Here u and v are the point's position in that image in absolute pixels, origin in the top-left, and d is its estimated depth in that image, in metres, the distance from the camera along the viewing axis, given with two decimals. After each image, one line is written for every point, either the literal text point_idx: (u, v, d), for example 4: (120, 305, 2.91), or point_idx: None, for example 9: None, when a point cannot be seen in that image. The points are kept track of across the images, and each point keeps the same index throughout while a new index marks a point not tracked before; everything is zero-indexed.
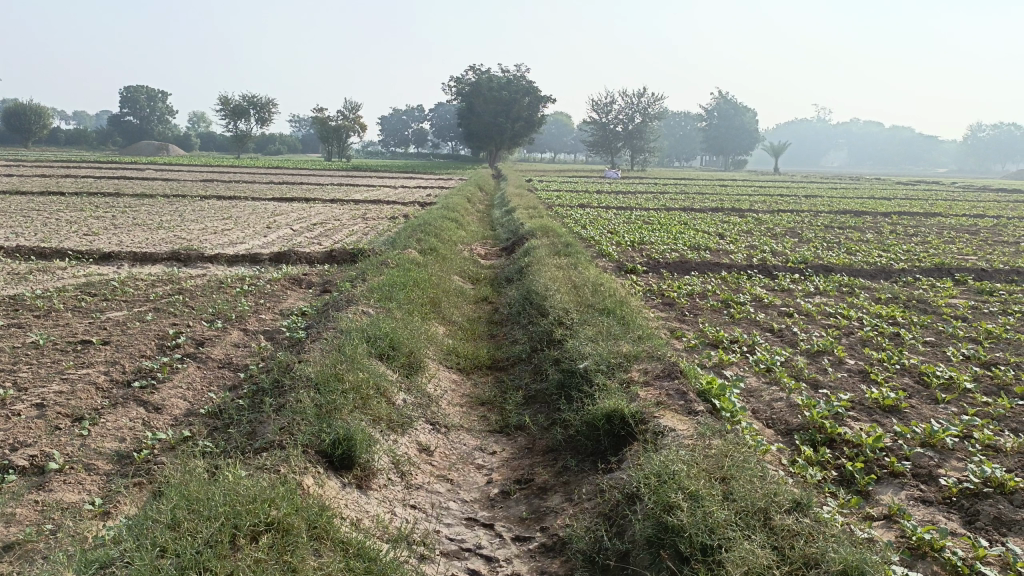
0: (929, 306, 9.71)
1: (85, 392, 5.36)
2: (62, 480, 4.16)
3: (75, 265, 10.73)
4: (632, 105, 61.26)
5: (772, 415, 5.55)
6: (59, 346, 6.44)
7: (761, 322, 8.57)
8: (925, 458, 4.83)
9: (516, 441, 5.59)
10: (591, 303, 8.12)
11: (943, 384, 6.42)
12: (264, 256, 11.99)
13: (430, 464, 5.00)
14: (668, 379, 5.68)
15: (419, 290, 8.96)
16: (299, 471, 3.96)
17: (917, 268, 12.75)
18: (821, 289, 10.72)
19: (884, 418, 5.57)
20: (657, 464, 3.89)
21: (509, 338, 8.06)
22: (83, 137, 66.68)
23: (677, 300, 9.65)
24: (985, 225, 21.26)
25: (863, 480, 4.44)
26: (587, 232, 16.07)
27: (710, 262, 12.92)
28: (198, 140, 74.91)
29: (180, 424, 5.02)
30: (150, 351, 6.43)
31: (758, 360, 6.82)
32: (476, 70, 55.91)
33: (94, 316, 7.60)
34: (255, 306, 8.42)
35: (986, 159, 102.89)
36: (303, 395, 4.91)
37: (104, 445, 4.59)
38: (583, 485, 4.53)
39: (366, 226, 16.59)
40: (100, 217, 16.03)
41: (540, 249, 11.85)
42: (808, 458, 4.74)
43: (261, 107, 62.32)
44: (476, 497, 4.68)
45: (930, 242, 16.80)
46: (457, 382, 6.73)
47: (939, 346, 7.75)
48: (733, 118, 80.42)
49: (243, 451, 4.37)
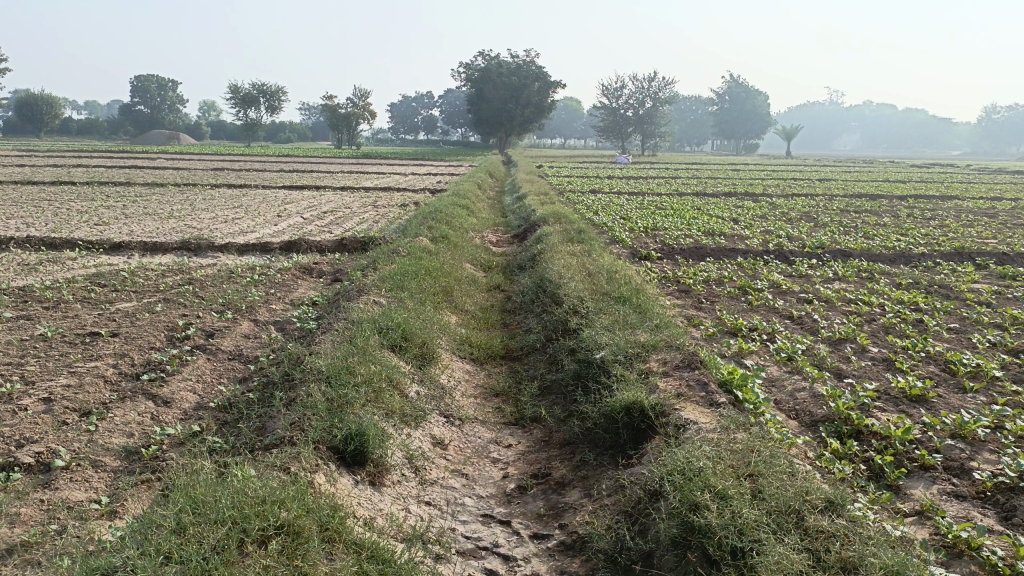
0: (951, 291, 9.49)
1: (94, 385, 5.27)
2: (69, 477, 4.06)
3: (85, 255, 10.65)
4: (643, 89, 60.76)
5: (795, 406, 5.39)
6: (68, 338, 6.35)
7: (780, 309, 8.39)
8: (957, 451, 4.66)
9: (531, 433, 5.45)
10: (606, 291, 7.95)
11: (970, 372, 6.22)
12: (274, 245, 11.89)
13: (444, 458, 4.87)
14: (688, 369, 5.52)
15: (431, 279, 8.82)
16: (310, 469, 3.84)
17: (937, 252, 12.49)
18: (840, 274, 10.50)
19: (912, 409, 5.40)
20: (680, 460, 3.74)
21: (523, 327, 7.93)
22: (94, 126, 66.92)
23: (693, 287, 9.47)
24: (1003, 207, 20.92)
25: (893, 474, 4.28)
26: (599, 218, 15.87)
27: (726, 247, 12.72)
28: (208, 129, 74.88)
29: (189, 418, 4.92)
30: (160, 343, 6.33)
31: (779, 349, 6.65)
32: (485, 55, 55.64)
33: (103, 307, 7.52)
34: (265, 296, 8.30)
35: (1001, 141, 101.59)
36: (314, 389, 4.79)
37: (111, 441, 4.49)
38: (602, 480, 4.39)
39: (376, 214, 16.49)
40: (110, 206, 15.97)
41: (552, 235, 11.67)
42: (835, 451, 4.58)
43: (271, 95, 62.18)
44: (492, 493, 4.55)
45: (949, 225, 16.49)
46: (471, 372, 6.59)
47: (964, 333, 7.53)
48: (745, 102, 79.64)
49: (252, 448, 4.26)
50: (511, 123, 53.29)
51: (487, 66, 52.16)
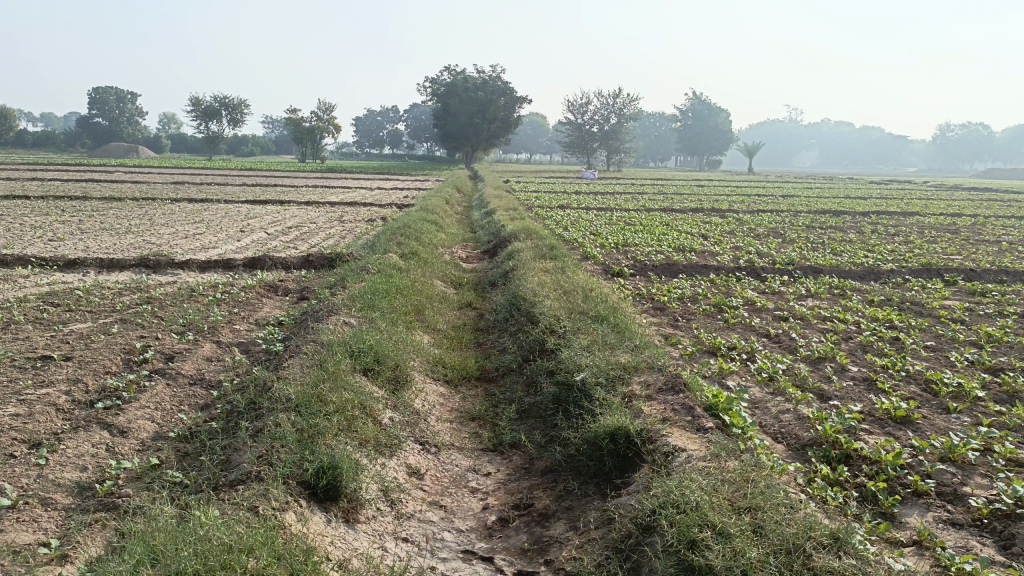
0: (924, 308, 9.49)
1: (44, 414, 4.92)
2: (15, 517, 3.74)
3: (38, 273, 10.19)
4: (608, 105, 61.21)
5: (781, 429, 5.25)
6: (17, 362, 5.98)
7: (757, 327, 8.29)
8: (948, 475, 4.55)
9: (511, 460, 5.24)
10: (583, 310, 7.77)
11: (952, 393, 6.15)
12: (237, 262, 11.53)
13: (421, 489, 4.63)
14: (672, 393, 5.34)
15: (402, 298, 8.57)
16: (279, 507, 3.59)
17: (906, 268, 12.55)
18: (813, 290, 10.49)
19: (898, 431, 5.29)
20: (674, 492, 3.58)
21: (497, 347, 7.71)
22: (51, 139, 65.39)
23: (668, 305, 9.35)
24: (962, 223, 21.27)
25: (887, 502, 4.15)
26: (569, 234, 15.75)
27: (698, 263, 12.65)
28: (168, 142, 73.70)
29: (147, 450, 4.61)
30: (115, 367, 5.98)
31: (759, 369, 6.51)
32: (452, 70, 55.73)
33: (55, 329, 7.13)
34: (228, 316, 7.98)
35: (955, 158, 104.29)
36: (283, 419, 4.52)
37: (63, 475, 4.17)
38: (588, 512, 4.19)
39: (343, 229, 16.19)
40: (65, 222, 15.42)
41: (524, 252, 11.50)
42: (826, 477, 4.44)
43: (233, 108, 61.40)
44: (472, 526, 4.31)
45: (913, 241, 16.70)
46: (446, 395, 6.35)
47: (942, 351, 7.49)
48: (707, 118, 80.21)
49: (216, 485, 3.98)
50: (478, 137, 53.23)
51: (453, 80, 52.18)
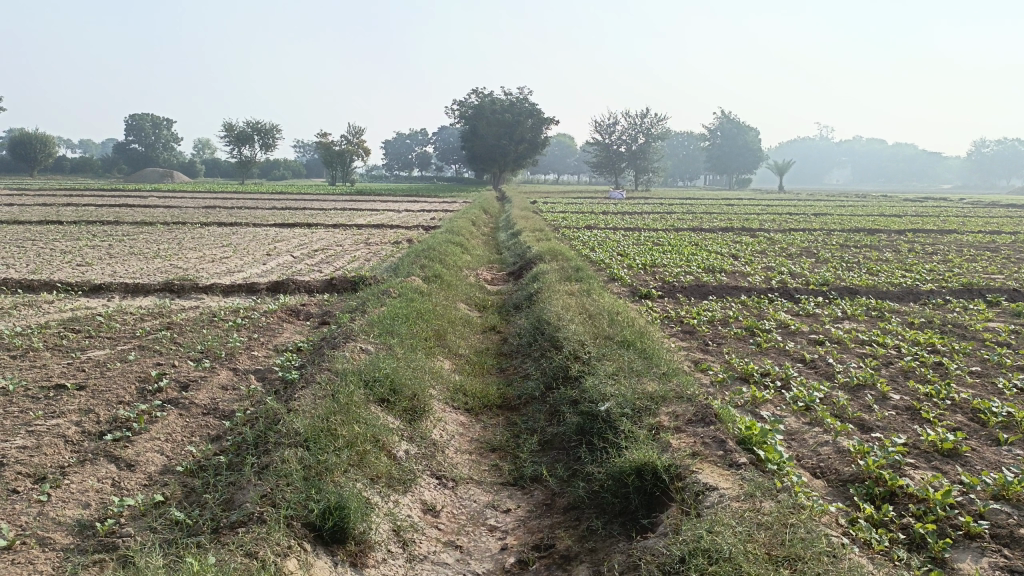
0: (966, 331, 9.07)
1: (52, 447, 4.77)
2: (11, 559, 3.56)
3: (63, 298, 10.18)
4: (636, 125, 60.76)
5: (819, 463, 4.94)
6: (30, 392, 5.86)
7: (791, 351, 7.95)
8: (1003, 516, 4.18)
9: (532, 495, 4.98)
10: (608, 335, 7.49)
11: (1003, 423, 5.75)
12: (260, 285, 11.46)
13: (437, 528, 4.40)
14: (702, 425, 5.05)
15: (423, 323, 8.37)
16: (279, 552, 3.39)
17: (945, 289, 12.10)
18: (849, 313, 10.10)
19: (946, 465, 4.94)
20: (704, 539, 3.33)
21: (520, 373, 7.46)
22: (89, 165, 66.95)
23: (698, 328, 9.05)
24: (1002, 241, 20.64)
25: (936, 546, 3.83)
26: (595, 255, 15.51)
27: (728, 285, 12.32)
28: (202, 167, 75.06)
29: (154, 485, 4.43)
30: (129, 397, 5.83)
31: (795, 398, 6.17)
32: (479, 93, 56.10)
33: (73, 356, 7.02)
34: (247, 342, 7.84)
35: (992, 174, 102.29)
36: (291, 454, 4.32)
37: (64, 513, 3.99)
38: (613, 555, 3.92)
39: (369, 252, 16.11)
40: (95, 246, 15.53)
41: (550, 274, 11.25)
42: (870, 518, 4.14)
43: (264, 132, 62.36)
44: (489, 569, 4.06)
45: (952, 259, 16.17)
46: (465, 425, 6.10)
47: (988, 377, 7.09)
48: (737, 137, 79.55)
49: (217, 527, 3.80)
50: (504, 159, 53.26)
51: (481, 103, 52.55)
